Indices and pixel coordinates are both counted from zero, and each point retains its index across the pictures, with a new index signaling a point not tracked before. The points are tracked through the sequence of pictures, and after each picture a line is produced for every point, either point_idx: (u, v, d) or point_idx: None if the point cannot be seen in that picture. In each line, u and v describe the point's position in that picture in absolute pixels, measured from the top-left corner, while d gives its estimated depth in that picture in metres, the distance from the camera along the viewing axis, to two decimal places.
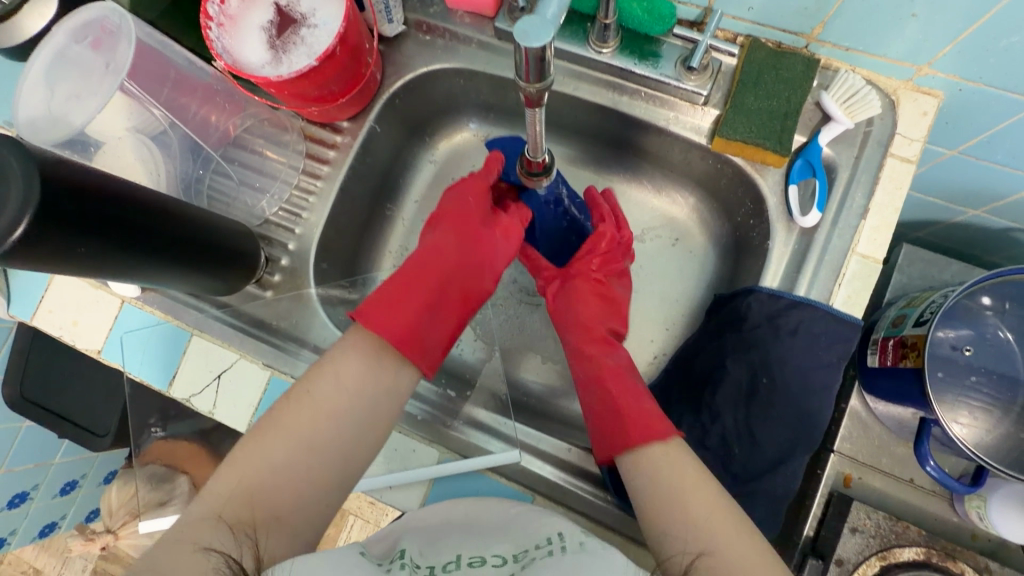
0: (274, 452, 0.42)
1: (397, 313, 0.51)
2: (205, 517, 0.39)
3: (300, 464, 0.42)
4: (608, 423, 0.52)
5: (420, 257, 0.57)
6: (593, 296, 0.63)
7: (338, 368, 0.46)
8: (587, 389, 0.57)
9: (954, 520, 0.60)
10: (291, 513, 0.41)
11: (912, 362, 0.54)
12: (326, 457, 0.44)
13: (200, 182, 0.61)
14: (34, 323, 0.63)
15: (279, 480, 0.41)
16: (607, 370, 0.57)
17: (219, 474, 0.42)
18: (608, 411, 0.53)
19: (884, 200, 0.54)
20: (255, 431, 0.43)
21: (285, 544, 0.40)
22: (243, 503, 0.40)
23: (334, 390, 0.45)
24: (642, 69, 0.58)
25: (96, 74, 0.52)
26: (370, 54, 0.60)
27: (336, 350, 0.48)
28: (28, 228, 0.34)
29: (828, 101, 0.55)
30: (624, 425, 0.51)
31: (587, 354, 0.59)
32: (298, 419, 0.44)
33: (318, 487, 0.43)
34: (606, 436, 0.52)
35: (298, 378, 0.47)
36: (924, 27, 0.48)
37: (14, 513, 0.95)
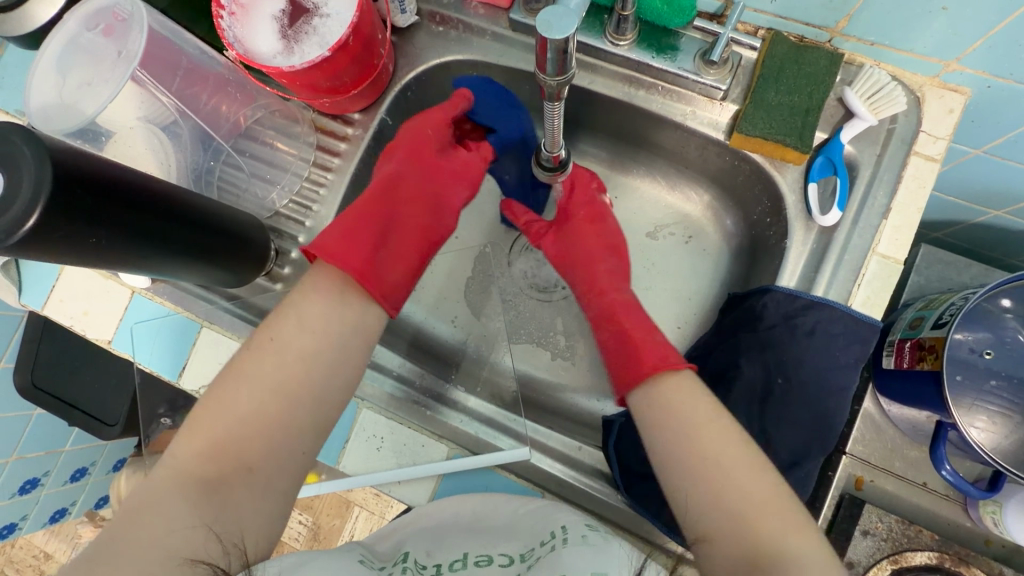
0: (238, 404, 0.43)
1: (354, 241, 0.51)
2: (174, 486, 0.39)
3: (267, 408, 0.43)
4: (622, 358, 0.53)
5: (374, 193, 0.57)
6: (592, 234, 0.65)
7: (301, 310, 0.47)
8: (601, 327, 0.58)
9: (968, 525, 0.59)
10: (262, 460, 0.42)
11: (929, 365, 0.53)
12: (294, 398, 0.44)
13: (211, 173, 0.59)
14: (45, 312, 0.63)
15: (247, 428, 0.42)
16: (618, 304, 0.58)
17: (183, 437, 0.42)
18: (623, 346, 0.54)
19: (906, 200, 0.53)
20: (222, 381, 0.44)
21: (258, 493, 0.42)
22: (213, 462, 0.41)
23: (299, 334, 0.46)
24: (659, 63, 0.57)
25: (108, 61, 0.50)
26: (383, 45, 0.60)
27: (297, 293, 0.48)
28: (42, 217, 0.34)
29: (851, 97, 0.54)
30: (637, 357, 0.51)
31: (596, 290, 0.61)
32: (262, 365, 0.44)
33: (288, 430, 0.44)
34: (622, 369, 0.52)
35: (260, 326, 0.47)
36: (954, 22, 0.46)
37: (25, 499, 0.96)
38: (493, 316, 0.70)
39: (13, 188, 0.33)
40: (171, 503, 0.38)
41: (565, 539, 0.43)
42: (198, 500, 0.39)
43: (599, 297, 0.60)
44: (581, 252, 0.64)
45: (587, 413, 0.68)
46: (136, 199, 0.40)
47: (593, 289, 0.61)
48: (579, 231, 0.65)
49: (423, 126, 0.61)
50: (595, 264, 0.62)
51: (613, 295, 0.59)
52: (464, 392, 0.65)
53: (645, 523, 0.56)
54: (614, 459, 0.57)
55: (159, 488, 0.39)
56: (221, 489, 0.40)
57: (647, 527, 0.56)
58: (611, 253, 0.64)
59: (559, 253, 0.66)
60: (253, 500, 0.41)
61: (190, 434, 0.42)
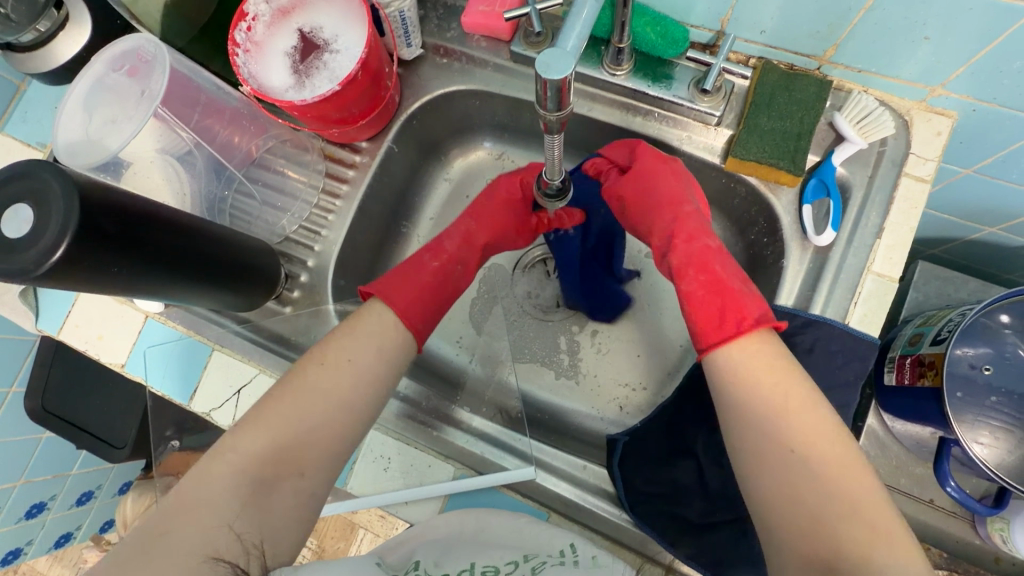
0: (308, 411, 0.45)
1: (432, 315, 0.56)
2: (227, 476, 0.41)
3: (335, 419, 0.46)
4: (712, 315, 0.49)
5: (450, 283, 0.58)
6: (670, 174, 0.58)
7: (380, 339, 0.51)
8: (685, 274, 0.52)
9: (977, 543, 0.59)
10: (314, 468, 0.44)
11: (930, 381, 0.53)
12: (358, 416, 0.47)
13: (224, 202, 0.61)
14: (60, 337, 0.65)
15: (313, 435, 0.45)
16: (709, 250, 0.53)
17: (244, 429, 0.44)
18: (713, 301, 0.50)
19: (899, 219, 0.55)
20: (294, 385, 0.46)
21: (301, 498, 0.43)
22: (270, 465, 0.42)
23: (375, 355, 0.50)
24: (655, 91, 0.59)
25: (130, 100, 0.53)
26: (390, 78, 0.62)
27: (378, 324, 0.52)
28: (68, 248, 0.36)
29: (841, 121, 0.56)
30: (733, 311, 0.48)
31: (682, 238, 0.54)
32: (337, 380, 0.47)
33: (346, 443, 0.46)
34: (709, 324, 0.49)
35: (332, 339, 0.50)
36: (937, 49, 0.49)
37: (31, 523, 0.97)
38: (498, 335, 0.71)
39: (43, 221, 0.35)
40: (221, 496, 0.40)
41: (575, 560, 0.45)
42: (246, 495, 0.40)
43: (687, 241, 0.54)
44: (648, 199, 0.58)
45: (592, 433, 0.69)
46: (181, 244, 0.45)
47: (682, 233, 0.54)
48: (654, 172, 0.58)
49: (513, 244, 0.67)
50: (681, 207, 0.56)
51: (702, 241, 0.53)
52: (466, 411, 0.64)
53: (650, 543, 0.56)
54: (618, 476, 0.57)
55: (212, 479, 0.41)
56: (268, 490, 0.42)
57: (653, 547, 0.57)
58: (688, 190, 0.58)
59: (627, 207, 0.60)
60: (290, 506, 0.42)
61: (252, 434, 0.43)
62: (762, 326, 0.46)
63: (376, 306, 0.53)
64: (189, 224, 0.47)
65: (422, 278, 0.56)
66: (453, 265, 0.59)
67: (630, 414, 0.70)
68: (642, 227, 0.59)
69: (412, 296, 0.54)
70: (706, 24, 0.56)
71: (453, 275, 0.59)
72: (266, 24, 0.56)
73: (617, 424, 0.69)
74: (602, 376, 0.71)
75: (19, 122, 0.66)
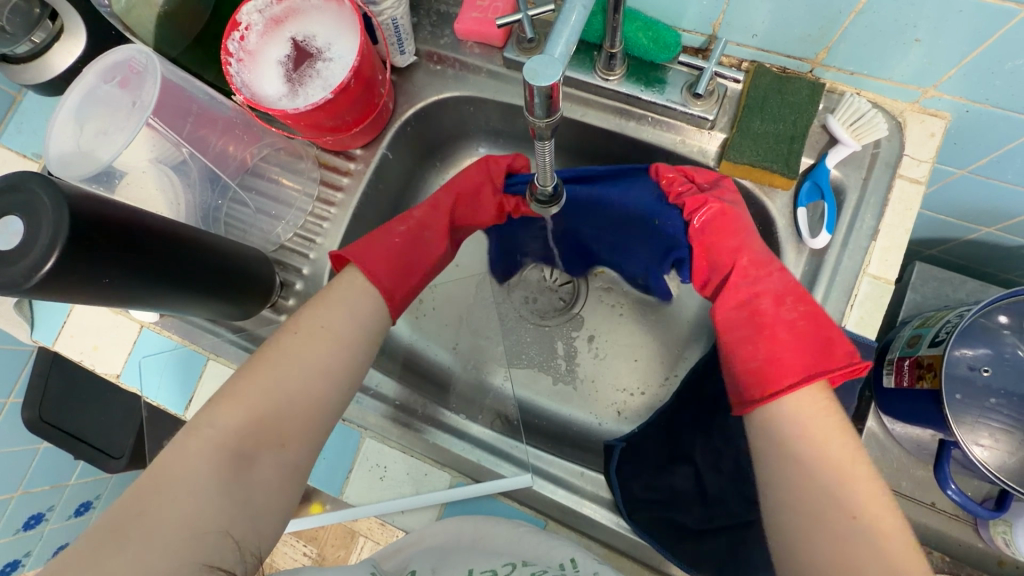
0: (284, 380, 0.45)
1: (404, 278, 0.56)
2: (204, 454, 0.41)
3: (311, 389, 0.46)
4: (806, 348, 0.48)
5: (426, 250, 0.59)
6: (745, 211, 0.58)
7: (352, 306, 0.51)
8: (783, 304, 0.50)
9: (980, 546, 0.58)
10: (293, 440, 0.45)
11: (928, 383, 0.53)
12: (335, 384, 0.48)
13: (219, 212, 0.61)
14: (56, 348, 0.65)
15: (291, 406, 0.45)
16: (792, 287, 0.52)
17: (219, 405, 0.43)
18: (807, 333, 0.48)
19: (894, 221, 0.55)
20: (268, 357, 0.46)
21: (282, 470, 0.44)
22: (247, 439, 0.43)
23: (347, 323, 0.50)
24: (648, 96, 0.59)
25: (122, 110, 0.53)
26: (383, 85, 0.62)
27: (349, 292, 0.52)
28: (58, 260, 0.35)
29: (834, 124, 0.55)
30: (832, 348, 0.47)
31: (768, 268, 0.53)
32: (310, 349, 0.47)
33: (323, 412, 0.47)
34: (809, 358, 0.47)
35: (305, 309, 0.50)
36: (928, 51, 0.49)
37: (29, 535, 0.94)
38: (493, 340, 0.72)
39: (33, 233, 0.35)
40: (200, 478, 0.40)
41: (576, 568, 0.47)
42: (226, 474, 0.41)
43: (768, 275, 0.53)
44: (739, 222, 0.55)
45: (590, 438, 0.68)
46: (185, 252, 0.46)
47: (770, 266, 0.53)
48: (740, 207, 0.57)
49: (479, 215, 0.65)
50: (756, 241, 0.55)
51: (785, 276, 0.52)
52: (464, 418, 0.64)
53: (649, 550, 0.56)
54: (615, 482, 0.57)
55: (190, 458, 0.41)
56: (249, 467, 0.42)
57: (652, 554, 0.56)
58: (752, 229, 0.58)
59: (713, 225, 0.56)
60: (272, 483, 0.43)
61: (227, 407, 0.43)
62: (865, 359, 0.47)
63: (347, 273, 0.53)
64: (192, 238, 0.48)
65: (389, 244, 0.56)
66: (421, 231, 0.59)
67: (628, 419, 0.69)
68: (730, 246, 0.55)
69: (379, 261, 0.54)
70: (698, 28, 0.57)
71: (423, 240, 0.59)
72: (259, 33, 0.56)
73: (616, 429, 0.69)
74: (600, 381, 0.71)
75: (14, 133, 0.66)
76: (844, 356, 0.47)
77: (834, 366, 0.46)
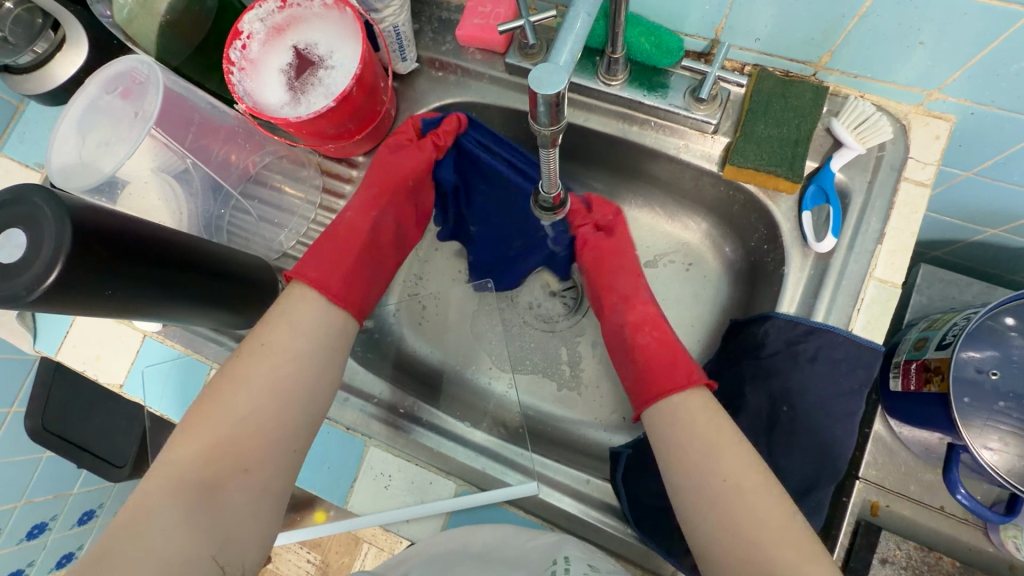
0: (233, 405, 0.47)
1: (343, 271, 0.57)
2: (170, 486, 0.43)
3: (262, 406, 0.48)
4: (652, 367, 0.56)
5: (362, 227, 0.60)
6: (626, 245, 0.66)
7: (293, 315, 0.53)
8: (638, 331, 0.59)
9: (991, 551, 0.58)
10: (255, 461, 0.46)
11: (936, 387, 0.52)
12: (286, 399, 0.49)
13: (221, 220, 0.61)
14: (58, 358, 0.65)
15: (245, 429, 0.46)
16: (649, 316, 0.60)
17: (175, 443, 0.45)
18: (658, 354, 0.56)
19: (900, 225, 0.54)
20: (219, 387, 0.48)
21: (251, 492, 0.45)
22: (209, 467, 0.44)
23: (293, 339, 0.51)
24: (651, 100, 0.59)
25: (125, 121, 0.53)
26: (385, 92, 0.62)
27: (288, 303, 0.53)
28: (61, 273, 0.35)
29: (839, 128, 0.55)
30: (674, 366, 0.55)
31: (628, 300, 0.62)
32: (255, 369, 0.49)
33: (280, 431, 0.48)
34: (655, 377, 0.55)
35: (249, 335, 0.52)
36: (933, 54, 0.48)
37: (31, 546, 0.94)
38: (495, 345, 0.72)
39: (35, 248, 0.35)
40: (168, 510, 0.41)
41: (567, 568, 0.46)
42: (194, 502, 0.42)
43: (642, 305, 0.61)
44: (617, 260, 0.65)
45: (595, 443, 0.68)
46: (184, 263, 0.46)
47: (635, 299, 0.62)
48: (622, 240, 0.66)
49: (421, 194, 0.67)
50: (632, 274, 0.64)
51: (641, 306, 0.61)
52: (468, 426, 0.64)
53: (654, 556, 0.56)
54: (622, 489, 0.57)
55: (156, 493, 0.42)
56: (217, 492, 0.44)
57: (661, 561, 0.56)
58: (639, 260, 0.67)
59: (600, 261, 0.65)
60: (243, 505, 0.45)
61: (185, 441, 0.45)
62: (703, 375, 0.53)
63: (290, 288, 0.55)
64: (186, 243, 0.47)
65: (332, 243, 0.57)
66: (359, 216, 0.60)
67: (633, 424, 0.69)
68: (606, 283, 0.64)
69: (325, 262, 0.56)
70: (701, 33, 0.56)
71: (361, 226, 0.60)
72: (261, 41, 0.56)
73: (622, 434, 0.68)
74: (604, 387, 0.70)
75: (17, 143, 0.66)
76: (685, 374, 0.53)
77: (669, 385, 0.53)
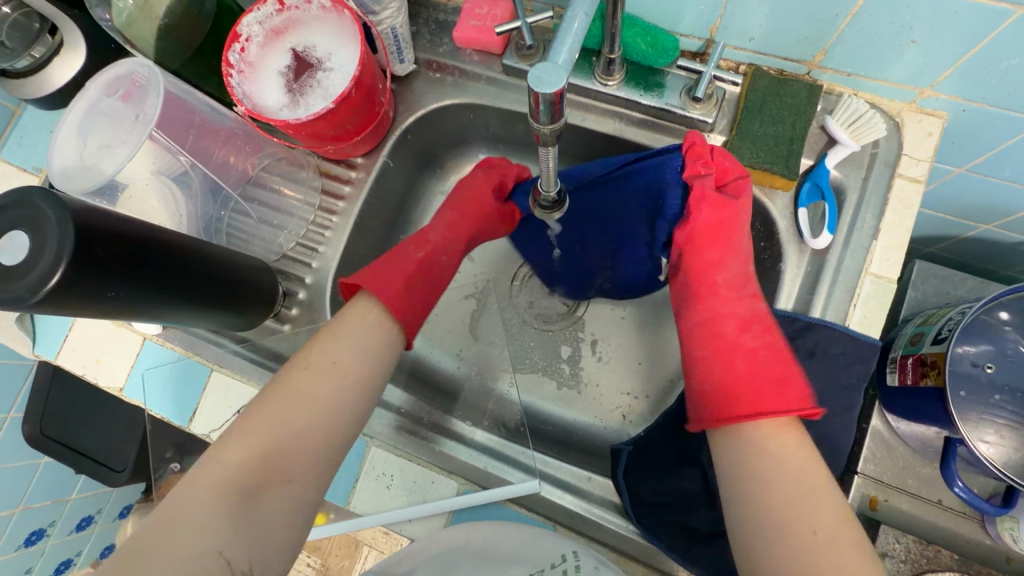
0: (290, 414, 0.45)
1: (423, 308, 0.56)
2: (215, 487, 0.41)
3: (318, 422, 0.46)
4: (758, 374, 0.47)
5: (446, 267, 0.61)
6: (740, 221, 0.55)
7: (360, 333, 0.51)
8: (741, 330, 0.50)
9: (987, 543, 0.58)
10: (301, 473, 0.44)
11: (933, 381, 0.53)
12: (343, 416, 0.47)
13: (221, 222, 0.61)
14: (58, 362, 0.65)
15: (298, 440, 0.44)
16: (754, 314, 0.51)
17: (228, 441, 0.44)
18: (765, 364, 0.48)
19: (894, 221, 0.55)
20: (277, 392, 0.46)
21: (292, 505, 0.43)
22: (255, 473, 0.42)
23: (358, 357, 0.50)
24: (647, 100, 0.60)
25: (125, 123, 0.53)
26: (383, 94, 0.63)
27: (358, 320, 0.52)
28: (64, 274, 0.35)
29: (833, 125, 0.56)
30: (783, 385, 0.46)
31: (717, 288, 0.53)
32: (318, 379, 0.47)
33: (332, 448, 0.46)
34: (757, 391, 0.46)
35: (316, 341, 0.50)
36: (924, 52, 0.49)
37: (30, 552, 0.93)
38: (497, 345, 0.71)
39: (37, 249, 0.35)
40: (209, 508, 0.40)
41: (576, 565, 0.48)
42: (237, 506, 0.41)
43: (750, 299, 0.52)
44: (728, 232, 0.55)
45: (595, 441, 0.68)
46: (183, 265, 0.46)
47: (732, 285, 0.53)
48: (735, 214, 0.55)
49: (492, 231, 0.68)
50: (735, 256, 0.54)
51: (751, 297, 0.52)
52: (468, 425, 0.64)
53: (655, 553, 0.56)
54: (622, 487, 0.57)
55: (200, 491, 0.41)
56: (256, 499, 0.42)
57: (664, 558, 0.56)
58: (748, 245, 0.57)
59: (705, 229, 0.55)
60: (281, 514, 0.43)
61: (236, 443, 0.43)
62: (818, 407, 0.45)
63: (367, 309, 0.52)
64: (183, 242, 0.47)
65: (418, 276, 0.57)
66: (438, 252, 0.60)
67: (633, 422, 0.69)
68: (710, 257, 0.54)
69: (414, 300, 0.55)
70: (696, 32, 0.57)
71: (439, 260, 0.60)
72: (259, 44, 0.56)
73: (623, 432, 0.69)
74: (605, 386, 0.71)
75: (15, 147, 0.66)
76: (797, 399, 0.46)
77: (782, 406, 0.45)
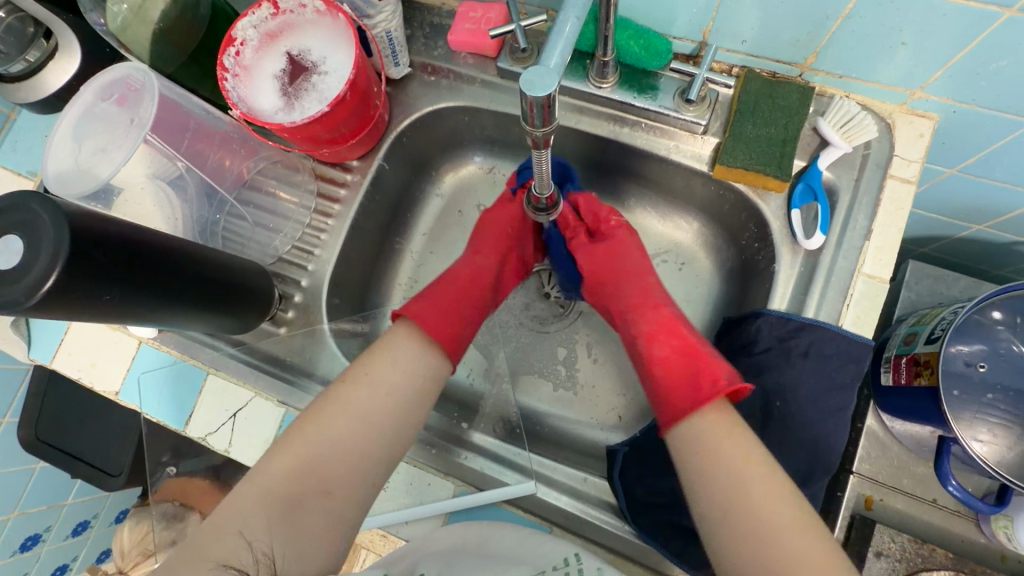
0: (329, 428, 0.48)
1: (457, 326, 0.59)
2: (259, 497, 0.44)
3: (355, 436, 0.49)
4: (682, 376, 0.53)
5: (483, 282, 0.64)
6: (635, 248, 0.66)
7: (393, 351, 0.54)
8: (654, 341, 0.57)
9: (982, 542, 0.58)
10: (339, 486, 0.47)
11: (926, 380, 0.53)
12: (379, 432, 0.50)
13: (216, 225, 0.62)
14: (53, 366, 0.64)
15: (337, 453, 0.47)
16: (663, 322, 0.58)
17: (274, 454, 0.47)
18: (682, 363, 0.54)
19: (886, 221, 0.55)
20: (318, 409, 0.49)
21: (329, 518, 0.46)
22: (295, 484, 0.45)
23: (393, 373, 0.53)
24: (641, 102, 0.60)
25: (120, 127, 0.53)
26: (378, 97, 0.63)
27: (391, 339, 0.55)
28: (58, 277, 0.35)
29: (826, 127, 0.56)
30: (703, 377, 0.52)
31: (631, 316, 0.61)
32: (356, 396, 0.50)
33: (368, 462, 0.49)
34: (681, 393, 0.53)
35: (356, 361, 0.54)
36: (915, 54, 0.50)
37: (25, 557, 0.93)
38: (494, 347, 0.71)
39: (33, 253, 0.35)
40: (253, 516, 0.43)
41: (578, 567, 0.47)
42: (279, 515, 0.43)
43: (654, 310, 0.60)
44: (622, 259, 0.65)
45: (591, 442, 0.68)
46: (179, 266, 0.46)
47: (644, 304, 0.61)
48: (618, 244, 0.66)
49: (525, 248, 0.70)
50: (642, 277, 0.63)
51: (660, 312, 0.60)
52: (466, 428, 0.65)
53: (651, 554, 0.57)
54: (618, 488, 0.57)
55: (245, 500, 0.44)
56: (296, 509, 0.44)
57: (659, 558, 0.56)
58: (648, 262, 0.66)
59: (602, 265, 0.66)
60: (320, 525, 0.45)
61: (280, 457, 0.46)
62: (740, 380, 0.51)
63: (402, 328, 0.56)
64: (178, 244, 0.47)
65: (450, 297, 0.60)
66: (470, 272, 0.64)
67: (629, 423, 0.69)
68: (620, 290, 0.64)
69: (445, 322, 0.58)
70: (688, 35, 0.57)
71: (477, 282, 0.64)
72: (254, 48, 0.57)
73: (619, 434, 0.69)
74: (600, 387, 0.71)
75: (9, 151, 0.66)
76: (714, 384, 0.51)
77: (702, 397, 0.51)
